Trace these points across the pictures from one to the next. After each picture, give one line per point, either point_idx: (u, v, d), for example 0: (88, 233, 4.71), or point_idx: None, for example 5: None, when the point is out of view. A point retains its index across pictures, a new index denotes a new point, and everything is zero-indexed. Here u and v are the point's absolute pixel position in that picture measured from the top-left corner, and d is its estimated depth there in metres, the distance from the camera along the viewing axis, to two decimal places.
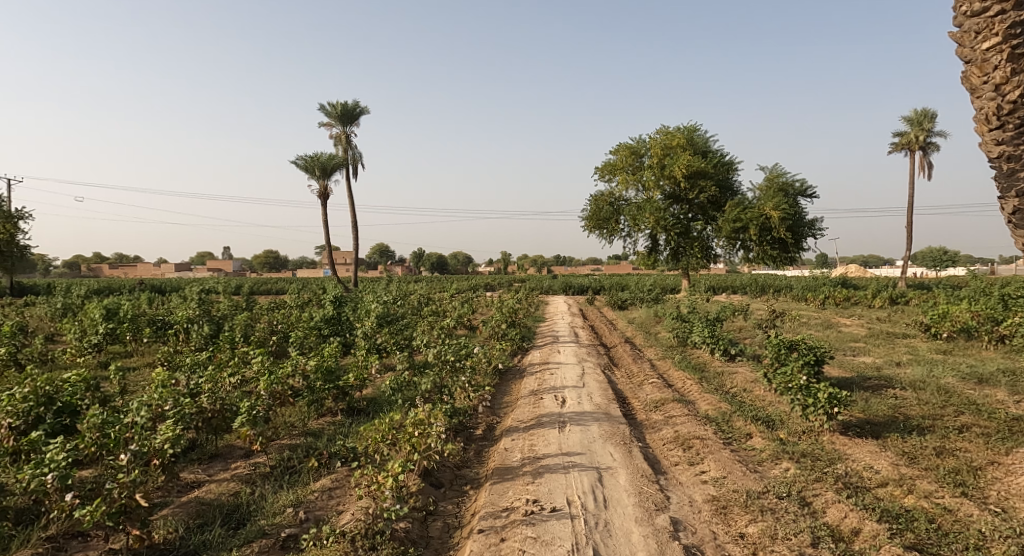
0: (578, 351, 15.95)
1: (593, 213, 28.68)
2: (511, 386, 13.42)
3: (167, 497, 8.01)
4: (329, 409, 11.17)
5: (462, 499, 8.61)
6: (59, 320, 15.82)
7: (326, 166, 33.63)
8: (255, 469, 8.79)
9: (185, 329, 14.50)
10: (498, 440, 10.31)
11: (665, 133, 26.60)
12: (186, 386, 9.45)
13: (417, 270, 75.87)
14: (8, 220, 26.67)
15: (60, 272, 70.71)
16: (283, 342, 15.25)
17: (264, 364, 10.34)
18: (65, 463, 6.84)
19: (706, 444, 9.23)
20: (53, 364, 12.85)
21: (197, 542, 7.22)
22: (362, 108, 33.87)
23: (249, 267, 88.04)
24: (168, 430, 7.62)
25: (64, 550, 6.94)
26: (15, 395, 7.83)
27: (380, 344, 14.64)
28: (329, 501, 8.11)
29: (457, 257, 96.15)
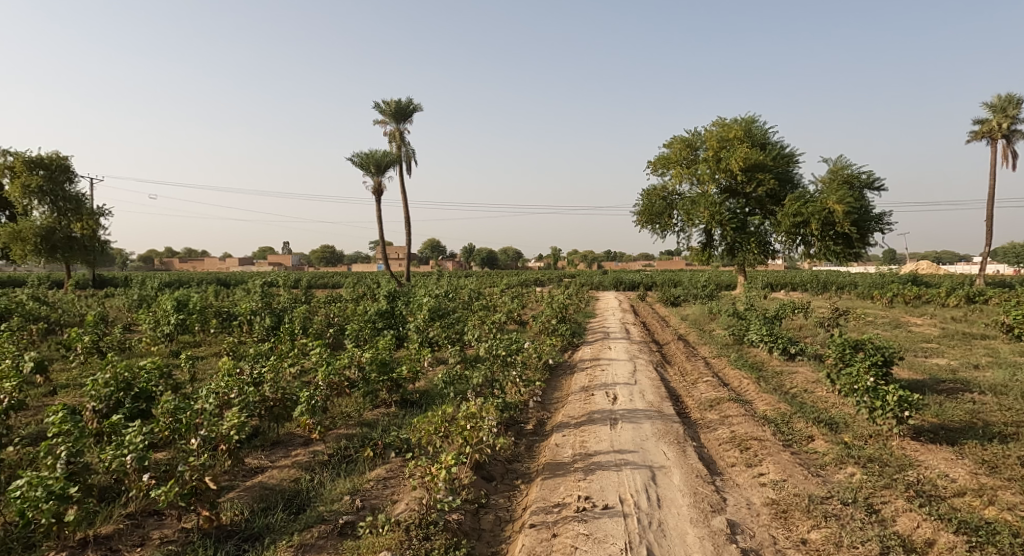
0: (630, 348, 15.82)
1: (646, 208, 28.33)
2: (561, 382, 13.41)
3: (233, 481, 8.34)
4: (383, 400, 11.40)
5: (513, 493, 8.66)
6: (135, 311, 16.67)
7: (380, 163, 34.22)
8: (314, 457, 9.06)
9: (248, 320, 15.03)
10: (549, 435, 10.33)
11: (722, 125, 26.09)
12: (250, 375, 9.80)
13: (467, 266, 76.64)
14: (91, 214, 28.24)
15: (134, 264, 74.68)
16: (339, 335, 15.72)
17: (321, 355, 10.68)
18: (143, 445, 7.17)
19: (764, 446, 9.02)
20: (129, 351, 13.53)
21: (261, 525, 7.50)
22: (415, 105, 34.26)
23: (306, 262, 90.72)
24: (234, 416, 7.92)
25: (141, 527, 7.31)
26: (97, 380, 8.30)
27: (432, 338, 14.92)
28: (384, 490, 8.30)
29: (508, 252, 96.07)
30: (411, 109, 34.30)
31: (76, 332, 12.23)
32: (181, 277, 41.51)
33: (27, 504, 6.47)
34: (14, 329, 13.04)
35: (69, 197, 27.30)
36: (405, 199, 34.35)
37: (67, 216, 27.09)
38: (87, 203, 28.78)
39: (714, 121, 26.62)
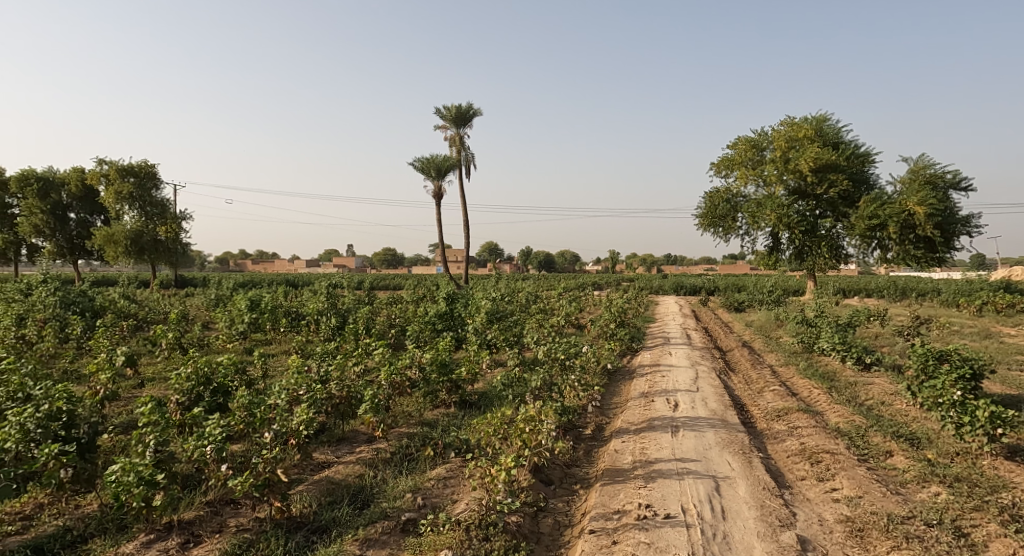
0: (691, 354, 15.49)
1: (708, 211, 27.73)
2: (620, 387, 13.24)
3: (302, 474, 8.61)
4: (443, 401, 11.51)
5: (572, 498, 8.59)
6: (212, 309, 17.44)
7: (441, 168, 34.69)
8: (377, 454, 9.22)
9: (315, 320, 15.49)
10: (608, 441, 10.21)
11: (791, 124, 25.25)
12: (317, 372, 10.08)
13: (525, 269, 76.68)
14: (175, 218, 29.69)
15: (209, 265, 78.18)
16: (401, 335, 16.00)
17: (384, 355, 10.89)
18: (221, 437, 7.46)
19: (837, 460, 8.66)
20: (206, 348, 14.17)
21: (328, 518, 7.69)
22: (475, 109, 34.57)
23: (368, 264, 92.82)
24: (304, 411, 8.17)
25: (220, 514, 7.61)
26: (180, 375, 8.73)
27: (490, 340, 14.99)
28: (445, 489, 8.38)
29: (566, 256, 95.64)
30: (471, 114, 34.65)
31: (161, 328, 12.92)
32: (255, 277, 44.61)
33: (121, 488, 6.90)
34: (106, 325, 13.89)
35: (155, 203, 28.77)
36: (465, 203, 34.71)
37: (153, 220, 28.57)
38: (171, 207, 30.27)
39: (782, 120, 25.79)
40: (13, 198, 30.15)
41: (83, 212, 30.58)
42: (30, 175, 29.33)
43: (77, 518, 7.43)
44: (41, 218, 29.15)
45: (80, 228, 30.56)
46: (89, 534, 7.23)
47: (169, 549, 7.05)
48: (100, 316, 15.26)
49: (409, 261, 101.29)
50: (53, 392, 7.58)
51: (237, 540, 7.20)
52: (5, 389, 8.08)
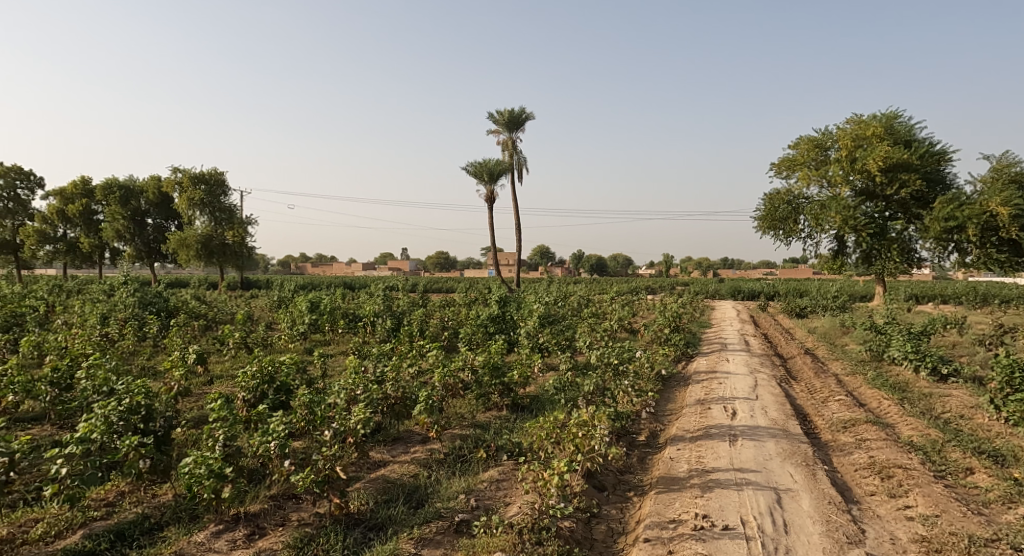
0: (750, 360, 15.00)
1: (768, 213, 26.91)
2: (675, 394, 12.92)
3: (359, 472, 8.69)
4: (495, 404, 11.46)
5: (626, 505, 8.39)
6: (275, 310, 17.94)
7: (493, 172, 34.82)
8: (431, 455, 9.24)
9: (371, 322, 15.72)
10: (664, 448, 9.95)
11: (858, 122, 24.23)
12: (373, 373, 10.18)
13: (577, 272, 76.15)
14: (242, 223, 30.72)
15: (271, 268, 80.76)
16: (454, 338, 16.08)
17: (438, 357, 10.92)
18: (284, 433, 7.59)
19: (911, 475, 8.21)
20: (269, 347, 14.57)
21: (384, 516, 7.73)
22: (528, 113, 34.55)
23: (422, 267, 94.00)
24: (361, 411, 8.25)
25: (282, 508, 7.77)
26: (245, 373, 8.98)
27: (543, 344, 14.90)
28: (498, 492, 8.33)
29: (619, 260, 94.52)
30: (524, 118, 34.64)
31: (229, 327, 13.35)
32: (315, 277, 51.66)
33: (193, 479, 7.08)
34: (179, 324, 14.46)
35: (224, 208, 29.83)
36: (517, 207, 34.72)
37: (222, 225, 29.61)
38: (239, 213, 31.34)
39: (849, 118, 24.79)
40: (97, 204, 31.82)
41: (158, 217, 31.97)
42: (113, 183, 30.81)
43: (154, 507, 7.67)
44: (123, 223, 30.59)
45: (157, 233, 31.96)
46: (165, 522, 7.44)
47: (235, 539, 7.22)
48: (174, 315, 15.90)
49: (462, 265, 102.14)
50: (134, 387, 7.90)
51: (298, 534, 7.31)
52: (91, 383, 8.47)
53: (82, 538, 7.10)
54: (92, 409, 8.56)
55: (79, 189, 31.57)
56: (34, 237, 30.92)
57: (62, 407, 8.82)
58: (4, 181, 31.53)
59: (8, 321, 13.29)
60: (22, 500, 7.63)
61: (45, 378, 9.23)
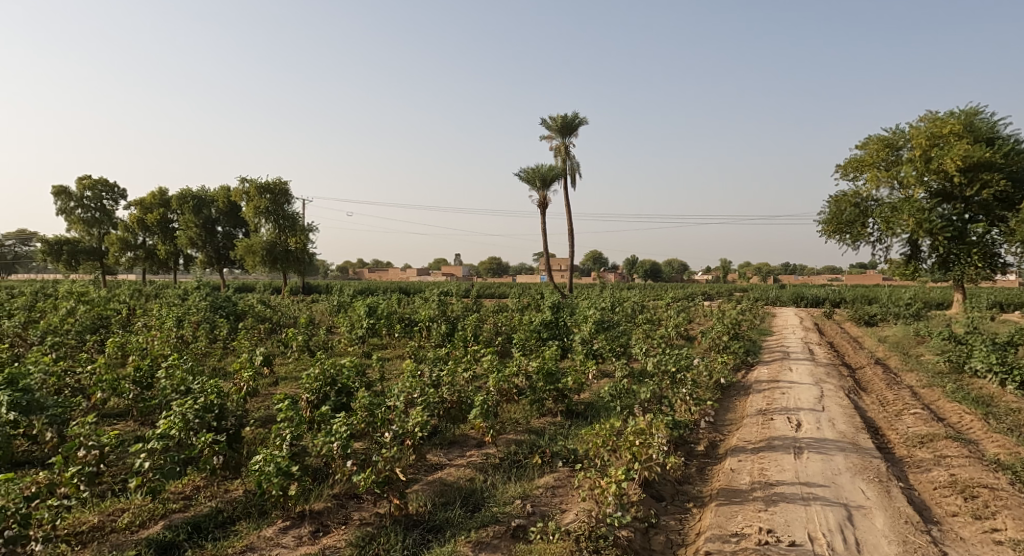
0: (815, 370, 14.44)
1: (834, 216, 25.94)
2: (735, 403, 12.52)
3: (416, 474, 8.74)
4: (550, 409, 11.35)
5: (685, 516, 8.14)
6: (334, 314, 18.32)
7: (546, 178, 34.76)
8: (487, 459, 9.21)
9: (426, 327, 15.88)
10: (723, 459, 9.63)
11: (933, 119, 23.11)
12: (430, 377, 10.23)
13: (630, 278, 75.21)
14: (304, 230, 31.49)
15: (331, 273, 83.09)
16: (507, 343, 16.07)
17: (492, 362, 10.91)
18: (345, 434, 7.71)
19: (998, 496, 7.74)
20: (330, 350, 14.88)
21: (442, 518, 7.74)
22: (581, 118, 34.39)
23: (475, 272, 94.68)
24: (418, 414, 8.31)
25: (345, 507, 7.88)
26: (308, 376, 9.16)
27: (596, 350, 14.71)
28: (553, 498, 8.24)
29: (673, 265, 93.05)
30: (577, 123, 34.51)
31: (293, 331, 13.72)
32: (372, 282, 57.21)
33: (262, 476, 7.27)
34: (247, 327, 14.97)
35: (287, 216, 30.63)
36: (571, 212, 34.54)
37: (285, 232, 30.56)
38: (301, 220, 32.14)
39: (922, 116, 23.67)
40: (173, 213, 33.22)
41: (227, 225, 33.16)
42: (187, 193, 32.12)
43: (226, 501, 7.89)
44: (195, 232, 31.95)
45: (226, 240, 33.15)
46: (236, 516, 7.64)
47: (302, 536, 7.35)
48: (241, 319, 16.43)
49: (514, 270, 102.48)
50: (207, 387, 8.20)
51: (360, 533, 7.39)
52: (169, 382, 8.85)
53: (163, 528, 7.34)
54: (171, 407, 8.91)
55: (158, 198, 32.82)
56: (117, 244, 32.64)
57: (144, 404, 9.21)
58: (91, 192, 33.37)
59: (95, 323, 14.01)
60: (110, 490, 7.97)
61: (129, 378, 9.73)
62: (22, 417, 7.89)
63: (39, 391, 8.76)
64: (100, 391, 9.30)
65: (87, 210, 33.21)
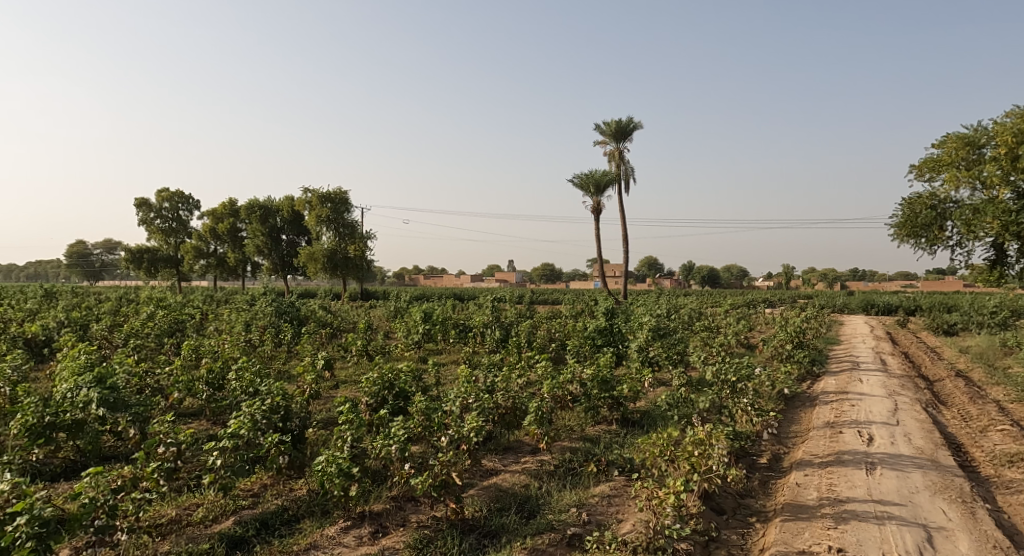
0: (888, 381, 13.70)
1: (908, 219, 24.72)
2: (800, 415, 11.99)
3: (472, 479, 8.67)
4: (605, 417, 11.10)
5: (747, 531, 7.79)
6: (392, 320, 18.55)
7: (600, 183, 34.42)
8: (541, 466, 9.06)
9: (481, 333, 15.87)
10: (788, 472, 9.19)
11: (1019, 115, 21.73)
12: (485, 383, 10.15)
13: (687, 284, 73.81)
14: (363, 238, 32.13)
15: (389, 280, 84.84)
16: (561, 349, 15.90)
17: (546, 369, 10.76)
18: (403, 437, 7.70)
19: None
20: (388, 355, 15.04)
21: (497, 524, 7.64)
22: (636, 122, 33.94)
23: (529, 279, 94.74)
24: (474, 419, 8.23)
25: (403, 509, 7.89)
26: (367, 380, 9.23)
27: (653, 358, 14.37)
28: (610, 508, 8.03)
29: (732, 271, 90.81)
30: (632, 128, 34.08)
31: (353, 335, 13.95)
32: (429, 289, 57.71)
33: (324, 477, 7.32)
34: (310, 332, 15.30)
35: (347, 224, 31.32)
36: (626, 218, 34.08)
37: (345, 240, 31.23)
38: (360, 228, 32.77)
39: (1007, 113, 22.30)
40: (243, 223, 34.41)
41: (291, 233, 34.15)
42: (255, 203, 33.27)
43: (291, 499, 8.01)
44: (262, 240, 33.06)
45: (290, 248, 34.14)
46: (301, 514, 7.74)
47: (362, 536, 7.37)
48: (304, 324, 16.83)
49: (568, 276, 102.15)
50: (273, 389, 8.37)
51: (418, 536, 7.36)
52: (239, 384, 9.08)
53: (234, 523, 7.49)
54: (241, 408, 9.14)
55: (229, 209, 34.02)
56: (191, 252, 34.09)
57: (215, 405, 9.51)
58: (170, 205, 34.97)
59: (171, 327, 14.59)
60: (186, 485, 8.13)
61: (203, 378, 10.05)
62: (109, 413, 8.16)
63: (123, 389, 9.08)
64: (177, 391, 9.69)
65: (165, 220, 34.80)
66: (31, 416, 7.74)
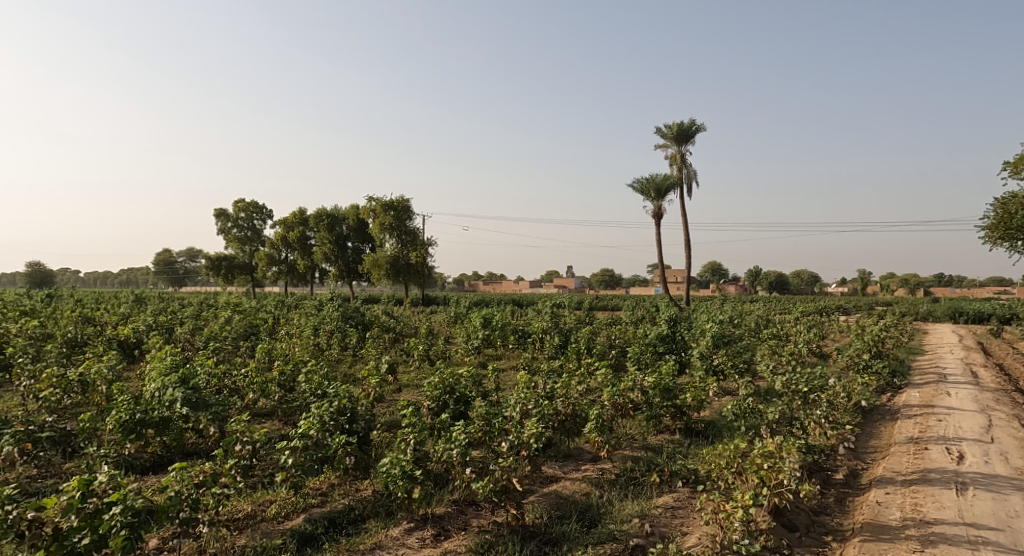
0: (979, 395, 12.73)
1: (1000, 220, 23.09)
2: (879, 428, 11.26)
3: (532, 486, 8.47)
4: (667, 426, 10.70)
5: (822, 550, 7.29)
6: (452, 325, 18.57)
7: (661, 187, 33.72)
8: (602, 474, 8.78)
9: (540, 339, 15.66)
10: (867, 489, 8.60)
11: None
12: (544, 389, 9.94)
13: (753, 290, 71.54)
14: (424, 245, 32.46)
15: (449, 286, 85.86)
16: (621, 356, 15.54)
17: (607, 376, 10.46)
18: (464, 441, 7.57)
19: None
20: (448, 360, 15.04)
21: (558, 532, 7.43)
22: (698, 125, 33.09)
23: (589, 285, 94.04)
24: (534, 425, 8.03)
25: (464, 513, 7.77)
26: (429, 384, 9.18)
27: (717, 366, 13.83)
28: (674, 520, 7.72)
29: (802, 277, 87.49)
30: (694, 131, 33.25)
31: (414, 340, 14.01)
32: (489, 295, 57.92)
33: (389, 478, 7.27)
34: (374, 336, 15.46)
35: (409, 232, 31.71)
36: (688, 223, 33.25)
37: (407, 247, 31.62)
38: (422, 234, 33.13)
39: None
40: (311, 231, 35.31)
41: (356, 240, 34.85)
42: (322, 212, 34.21)
43: (357, 500, 8.00)
44: (329, 247, 33.91)
45: (355, 255, 34.87)
46: (366, 514, 7.72)
47: (425, 538, 7.28)
48: (369, 328, 17.05)
49: (628, 282, 100.85)
50: (340, 391, 8.42)
51: (479, 540, 7.22)
52: (308, 386, 9.20)
53: (304, 520, 7.53)
54: (310, 410, 9.25)
55: (299, 218, 35.00)
56: (265, 260, 35.31)
57: (287, 406, 9.68)
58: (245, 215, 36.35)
59: (247, 331, 15.02)
60: (260, 482, 8.31)
61: (275, 380, 10.25)
62: (190, 412, 8.42)
63: (204, 389, 9.39)
64: (251, 392, 10.02)
65: (241, 229, 36.19)
66: (124, 413, 8.02)
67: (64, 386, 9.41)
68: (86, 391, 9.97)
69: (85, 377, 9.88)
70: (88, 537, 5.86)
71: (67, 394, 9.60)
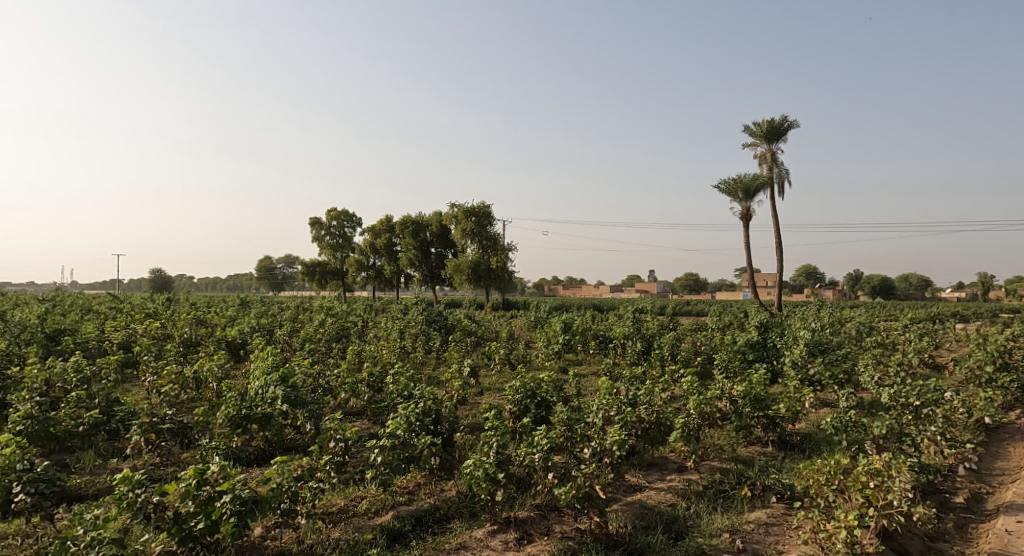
0: None
1: None
2: (1005, 449, 10.02)
3: (615, 494, 7.99)
4: (758, 438, 9.92)
5: None
6: (533, 330, 18.28)
7: (749, 188, 32.17)
8: (689, 486, 8.19)
9: (622, 344, 15.07)
10: (994, 516, 7.59)
11: None
12: (626, 395, 9.41)
13: (852, 295, 67.42)
14: (505, 249, 32.35)
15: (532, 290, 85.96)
16: (708, 364, 14.76)
17: (693, 382, 9.80)
18: (546, 446, 7.21)
19: None
20: (529, 364, 14.73)
21: (643, 543, 6.94)
22: (790, 121, 31.32)
23: (674, 290, 91.66)
24: (616, 431, 7.51)
25: (546, 518, 7.40)
26: (511, 387, 8.88)
27: (813, 376, 12.80)
28: (767, 537, 7.08)
29: (909, 282, 81.58)
30: (786, 128, 31.51)
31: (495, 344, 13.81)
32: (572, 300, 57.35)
33: (472, 480, 6.98)
34: (456, 340, 15.38)
35: (490, 237, 31.70)
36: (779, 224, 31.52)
37: (488, 252, 31.57)
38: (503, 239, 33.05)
39: None
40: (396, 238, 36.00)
41: (438, 245, 35.21)
42: (408, 219, 34.81)
43: (442, 500, 7.78)
44: (414, 253, 34.50)
45: (438, 260, 35.30)
46: (451, 515, 7.50)
47: (508, 542, 6.99)
48: (452, 332, 17.02)
49: (716, 287, 97.53)
50: (425, 393, 8.25)
51: (562, 546, 6.84)
52: (396, 387, 9.09)
53: (393, 517, 7.38)
54: (398, 410, 9.14)
55: (386, 224, 35.75)
56: (355, 265, 36.42)
57: (376, 406, 9.63)
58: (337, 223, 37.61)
59: (338, 333, 15.30)
60: (351, 478, 8.25)
61: (365, 381, 10.23)
62: (290, 409, 8.54)
63: (302, 387, 9.40)
64: (342, 392, 10.08)
65: (334, 236, 37.53)
66: (232, 408, 8.11)
67: (181, 382, 9.88)
68: (200, 387, 10.45)
69: (200, 373, 10.35)
70: (203, 522, 5.92)
71: (184, 390, 10.00)
